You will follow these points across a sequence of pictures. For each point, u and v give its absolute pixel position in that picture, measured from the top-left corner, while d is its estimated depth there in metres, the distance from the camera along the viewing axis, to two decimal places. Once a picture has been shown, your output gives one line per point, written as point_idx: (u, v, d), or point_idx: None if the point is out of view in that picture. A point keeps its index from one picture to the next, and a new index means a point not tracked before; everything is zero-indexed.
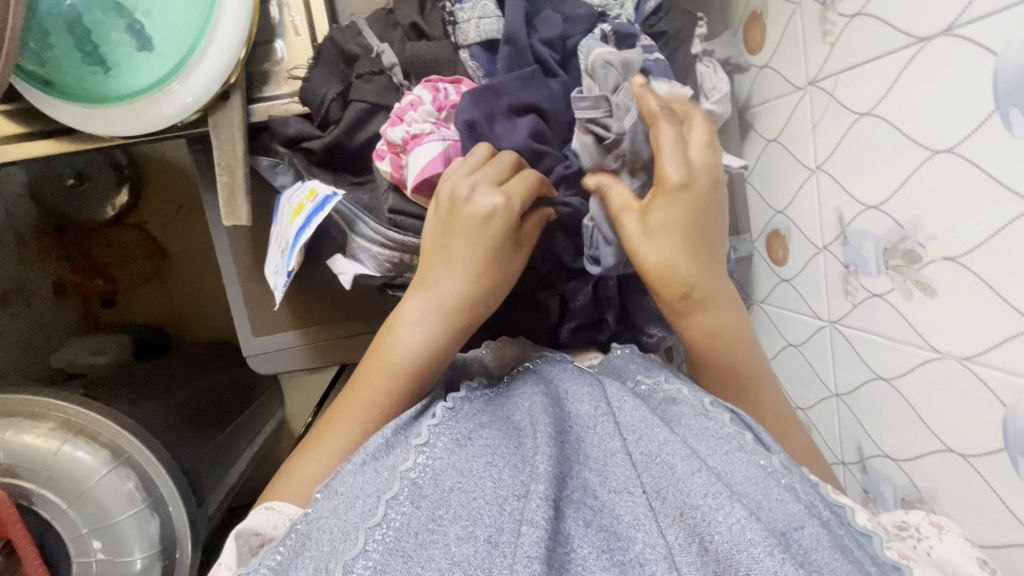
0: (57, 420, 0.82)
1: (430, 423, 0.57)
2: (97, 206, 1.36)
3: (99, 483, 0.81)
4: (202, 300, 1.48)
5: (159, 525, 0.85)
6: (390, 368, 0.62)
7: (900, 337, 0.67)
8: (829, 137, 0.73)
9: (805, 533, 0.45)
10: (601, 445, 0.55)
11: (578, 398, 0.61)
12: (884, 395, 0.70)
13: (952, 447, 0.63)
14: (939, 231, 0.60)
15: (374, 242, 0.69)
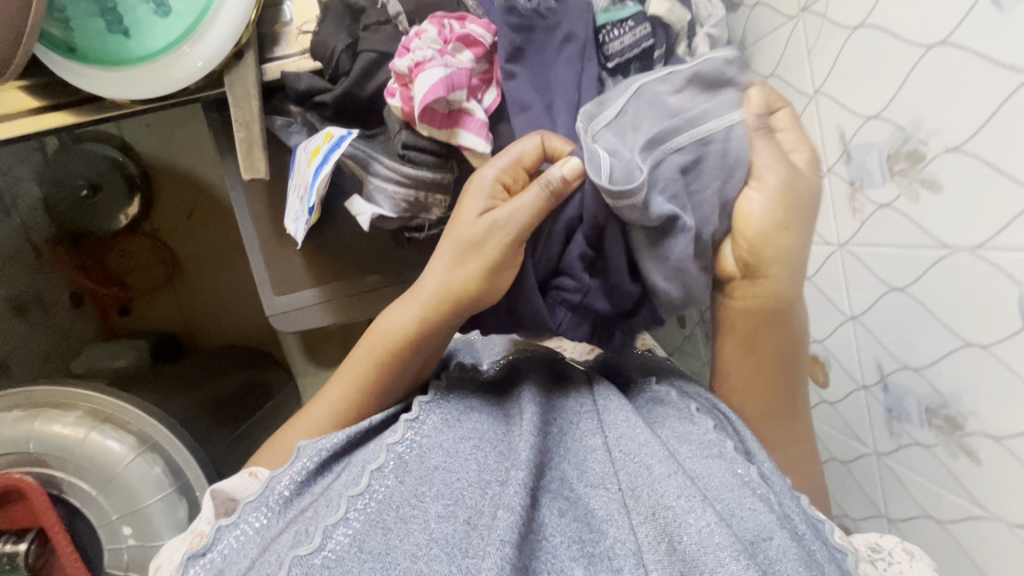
0: (85, 408, 0.83)
1: (422, 400, 0.56)
2: (111, 216, 1.39)
3: (127, 469, 0.82)
4: (216, 304, 1.50)
5: (187, 509, 0.86)
6: (379, 346, 0.62)
7: (907, 242, 0.49)
8: (826, 54, 0.53)
9: (773, 544, 0.43)
10: (583, 440, 0.53)
11: (562, 395, 0.60)
12: (909, 317, 0.51)
13: (971, 340, 0.45)
14: (941, 120, 0.44)
15: (390, 179, 0.60)
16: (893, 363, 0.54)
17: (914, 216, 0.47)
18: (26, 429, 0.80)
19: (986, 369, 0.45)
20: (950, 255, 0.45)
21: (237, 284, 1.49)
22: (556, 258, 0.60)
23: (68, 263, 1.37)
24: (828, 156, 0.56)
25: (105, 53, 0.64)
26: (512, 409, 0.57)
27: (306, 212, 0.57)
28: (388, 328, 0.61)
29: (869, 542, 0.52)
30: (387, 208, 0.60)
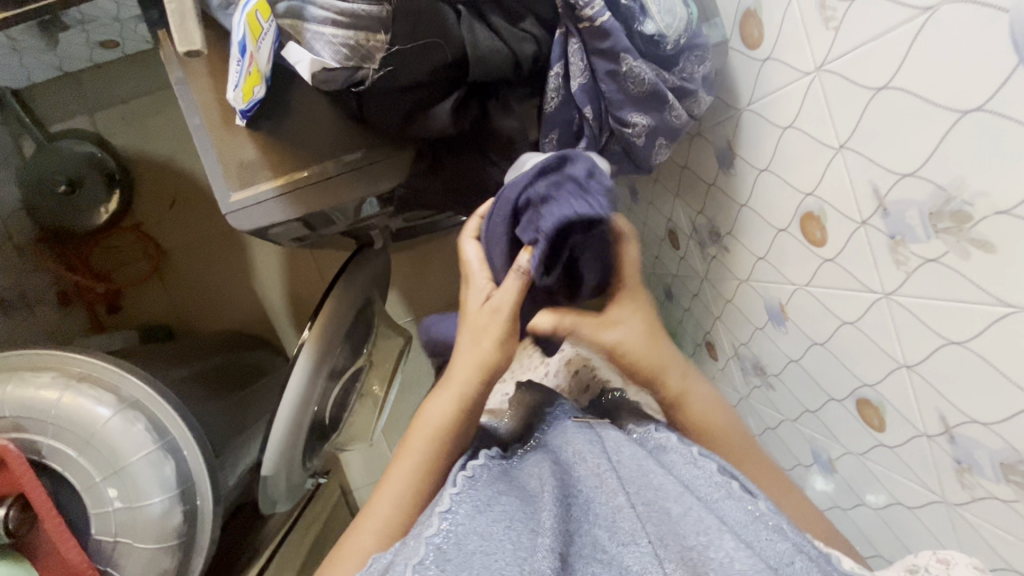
0: (58, 369, 0.81)
1: (450, 492, 0.46)
2: (91, 212, 1.38)
3: (107, 426, 0.78)
4: (205, 293, 1.47)
5: (174, 467, 0.82)
6: (411, 463, 0.55)
7: (882, 30, 0.47)
8: None
9: (796, 568, 0.40)
10: (606, 498, 0.45)
11: (582, 450, 0.52)
12: (899, 116, 0.48)
13: (961, 105, 0.43)
14: None
15: (325, 17, 0.48)
16: (890, 179, 0.51)
17: None
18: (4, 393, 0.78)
19: (989, 134, 0.41)
20: (928, 15, 0.43)
21: (225, 271, 1.46)
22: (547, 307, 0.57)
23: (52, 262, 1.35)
24: None
25: None
26: (530, 481, 0.49)
27: (239, 55, 0.47)
28: (427, 426, 0.56)
29: (906, 564, 0.50)
30: (331, 59, 0.49)
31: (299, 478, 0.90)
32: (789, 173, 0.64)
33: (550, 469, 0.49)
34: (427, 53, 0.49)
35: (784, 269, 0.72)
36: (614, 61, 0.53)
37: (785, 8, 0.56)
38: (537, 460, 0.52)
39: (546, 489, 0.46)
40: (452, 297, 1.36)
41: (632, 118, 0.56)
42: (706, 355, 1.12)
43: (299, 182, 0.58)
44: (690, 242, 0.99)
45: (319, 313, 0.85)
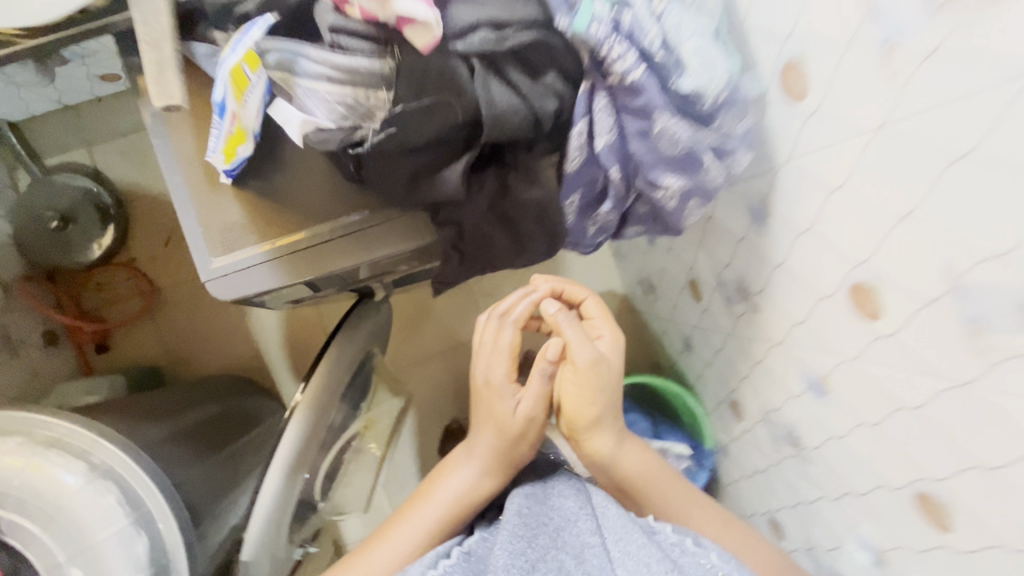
0: (26, 435, 0.73)
1: (443, 560, 0.50)
2: (84, 249, 1.33)
3: (74, 499, 0.71)
4: (198, 333, 1.40)
5: (147, 545, 0.74)
6: (433, 508, 0.60)
7: (964, 92, 0.39)
8: None
9: None
10: (576, 533, 0.53)
11: (562, 492, 0.59)
12: (981, 191, 0.40)
13: None
14: None
15: (322, 70, 0.42)
16: (966, 259, 0.43)
17: (970, 55, 0.38)
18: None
19: None
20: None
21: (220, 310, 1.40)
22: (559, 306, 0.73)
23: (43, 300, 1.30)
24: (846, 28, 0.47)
25: None
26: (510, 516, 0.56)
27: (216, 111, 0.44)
28: (445, 492, 0.61)
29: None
30: (326, 118, 0.43)
31: (288, 553, 0.81)
32: (823, 240, 0.59)
33: (528, 502, 0.57)
34: (430, 114, 0.43)
35: (828, 341, 0.65)
36: (647, 119, 0.47)
37: (837, 61, 0.49)
38: (521, 492, 0.59)
39: (511, 519, 0.54)
40: (457, 341, 1.30)
41: (665, 178, 0.50)
42: (729, 414, 1.05)
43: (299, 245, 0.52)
44: (715, 296, 0.92)
45: (311, 378, 0.76)
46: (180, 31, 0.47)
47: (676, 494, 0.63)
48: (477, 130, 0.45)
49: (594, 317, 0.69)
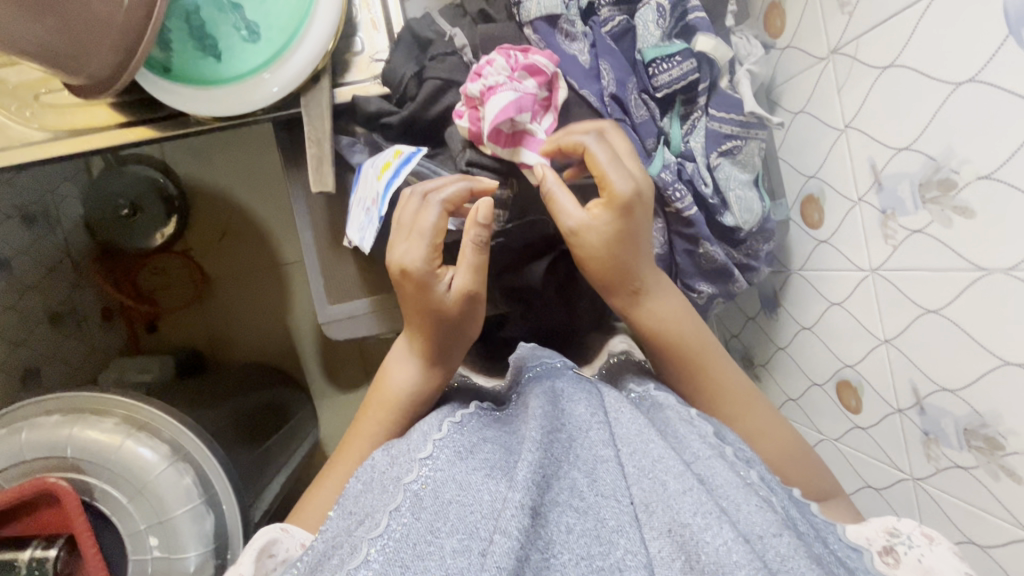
0: (120, 416, 0.76)
1: (435, 437, 0.44)
2: (146, 234, 1.39)
3: (158, 479, 0.75)
4: (242, 321, 1.47)
5: (214, 522, 0.78)
6: (380, 408, 0.52)
7: (941, 265, 0.51)
8: (855, 95, 0.57)
9: (779, 541, 0.36)
10: (592, 444, 0.42)
11: (573, 396, 0.46)
12: (946, 338, 0.52)
13: (1004, 357, 0.47)
14: (973, 152, 0.46)
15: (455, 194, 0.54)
16: (931, 386, 0.55)
17: (947, 242, 0.50)
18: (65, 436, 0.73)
19: None
20: (983, 275, 0.47)
21: (265, 304, 1.46)
22: None
23: (103, 275, 1.38)
24: (861, 186, 0.59)
25: (195, 73, 0.54)
26: (523, 420, 0.45)
27: (376, 216, 0.51)
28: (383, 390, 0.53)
29: (885, 525, 0.46)
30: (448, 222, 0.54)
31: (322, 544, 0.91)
32: (820, 340, 0.71)
33: (545, 405, 0.45)
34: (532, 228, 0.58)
35: (815, 421, 0.76)
36: (693, 244, 0.59)
37: (849, 209, 0.61)
38: (537, 393, 0.47)
39: (530, 429, 0.42)
40: None
41: (699, 285, 0.62)
42: None
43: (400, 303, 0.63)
44: None
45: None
46: (333, 129, 0.58)
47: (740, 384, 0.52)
48: (558, 240, 0.60)
49: (602, 171, 0.46)
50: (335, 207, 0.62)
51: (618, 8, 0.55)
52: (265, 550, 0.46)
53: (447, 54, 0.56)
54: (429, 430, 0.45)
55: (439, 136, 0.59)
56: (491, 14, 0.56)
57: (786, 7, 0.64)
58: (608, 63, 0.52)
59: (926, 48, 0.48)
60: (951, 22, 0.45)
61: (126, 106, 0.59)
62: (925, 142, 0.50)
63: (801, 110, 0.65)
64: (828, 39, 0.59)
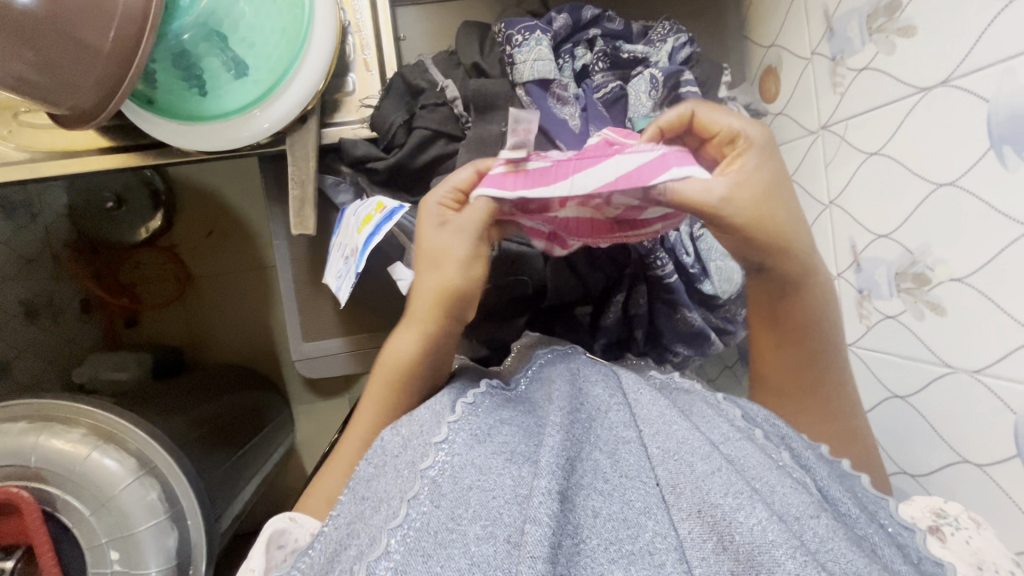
0: (89, 424, 0.64)
1: (449, 420, 0.43)
2: (132, 227, 1.25)
3: (123, 492, 0.62)
4: (220, 321, 1.33)
5: (178, 538, 0.66)
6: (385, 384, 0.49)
7: (911, 354, 0.51)
8: (841, 173, 0.57)
9: (819, 522, 0.35)
10: (613, 427, 0.43)
11: (590, 378, 0.48)
12: (911, 425, 0.53)
13: (965, 455, 0.47)
14: (948, 251, 0.46)
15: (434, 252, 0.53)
16: (894, 468, 0.55)
17: (919, 334, 0.50)
18: (28, 443, 0.61)
19: (988, 490, 0.46)
20: (949, 372, 0.48)
21: (243, 298, 1.32)
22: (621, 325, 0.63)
23: (81, 270, 1.24)
24: (841, 262, 0.59)
25: (179, 107, 0.53)
26: (542, 404, 0.46)
27: (352, 272, 0.50)
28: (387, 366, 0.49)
29: (932, 507, 0.44)
30: None
31: None
32: None
33: (564, 389, 0.45)
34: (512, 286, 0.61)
35: None
36: (672, 309, 0.59)
37: (828, 282, 0.62)
38: (555, 377, 0.48)
39: (551, 414, 0.42)
40: None
41: (677, 347, 0.62)
42: None
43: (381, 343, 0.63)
44: None
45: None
46: (318, 168, 0.58)
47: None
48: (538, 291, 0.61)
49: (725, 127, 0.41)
50: (315, 246, 0.61)
51: (612, 72, 0.56)
52: (271, 540, 0.45)
53: (438, 105, 0.56)
54: (441, 411, 0.44)
55: (424, 183, 0.58)
56: (485, 70, 0.55)
57: (781, 75, 0.65)
58: (597, 129, 0.52)
59: (910, 142, 0.48)
60: (937, 123, 0.45)
61: (109, 130, 0.58)
62: (904, 234, 0.50)
63: (787, 177, 0.66)
64: (819, 115, 0.59)
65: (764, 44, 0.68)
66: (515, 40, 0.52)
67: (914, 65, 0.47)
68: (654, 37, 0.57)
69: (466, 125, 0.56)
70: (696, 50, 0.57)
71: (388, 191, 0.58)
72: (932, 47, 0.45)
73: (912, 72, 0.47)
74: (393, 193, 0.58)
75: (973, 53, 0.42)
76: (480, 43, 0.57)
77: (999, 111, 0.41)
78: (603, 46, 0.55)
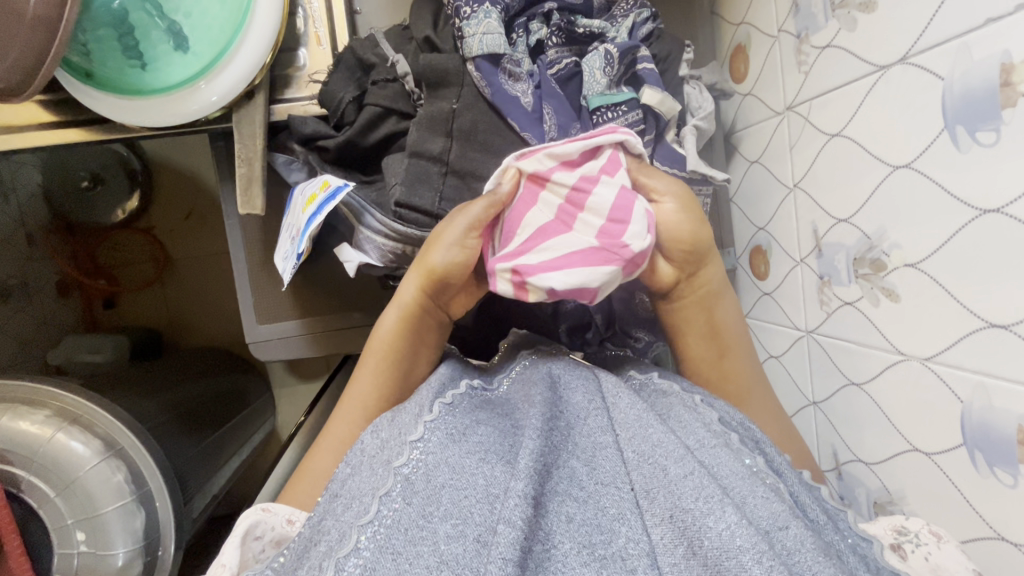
0: (53, 408, 0.61)
1: (425, 419, 0.41)
2: (107, 209, 1.19)
3: (88, 476, 0.60)
4: (202, 305, 1.29)
5: (147, 521, 0.63)
6: (374, 356, 0.49)
7: (867, 342, 0.50)
8: (804, 156, 0.55)
9: (789, 534, 0.34)
10: (591, 432, 0.42)
11: (570, 383, 0.46)
12: (866, 413, 0.52)
13: (915, 444, 0.47)
14: (903, 238, 0.45)
15: (382, 233, 0.52)
16: (849, 455, 0.54)
17: (874, 321, 0.49)
18: None
19: (935, 479, 0.45)
20: (902, 360, 0.47)
21: (226, 282, 1.28)
22: (580, 309, 0.61)
23: (59, 251, 1.18)
24: (804, 247, 0.58)
25: (117, 81, 0.51)
26: (520, 407, 0.45)
27: (297, 255, 0.49)
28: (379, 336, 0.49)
29: (893, 524, 0.44)
30: (376, 259, 0.54)
31: None
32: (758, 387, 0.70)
33: (545, 392, 0.45)
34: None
35: None
36: (631, 293, 0.59)
37: (791, 268, 0.60)
38: (534, 378, 0.47)
39: (532, 417, 0.41)
40: None
41: (637, 332, 0.60)
42: None
43: (339, 326, 0.62)
44: None
45: (314, 409, 0.90)
46: (268, 147, 0.56)
47: (732, 320, 0.50)
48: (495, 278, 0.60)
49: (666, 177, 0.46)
50: (269, 227, 0.60)
51: (568, 48, 0.55)
52: (248, 533, 0.42)
53: (388, 80, 0.54)
54: (420, 410, 0.42)
55: (378, 163, 0.57)
56: (437, 44, 0.54)
57: (750, 53, 0.63)
58: (550, 107, 0.51)
59: (869, 124, 0.47)
60: (896, 103, 0.44)
61: (53, 105, 0.56)
62: (862, 218, 0.49)
63: (755, 160, 0.64)
64: (785, 95, 0.57)
65: (734, 21, 0.66)
66: (464, 14, 0.50)
67: (873, 42, 0.45)
68: (616, 13, 0.55)
69: (417, 103, 0.54)
70: (659, 26, 0.55)
71: (341, 171, 0.57)
72: (890, 22, 0.43)
73: (871, 50, 0.46)
74: (347, 174, 0.57)
75: (928, 31, 0.40)
76: (434, 17, 0.55)
77: (954, 90, 0.39)
78: (558, 20, 0.54)
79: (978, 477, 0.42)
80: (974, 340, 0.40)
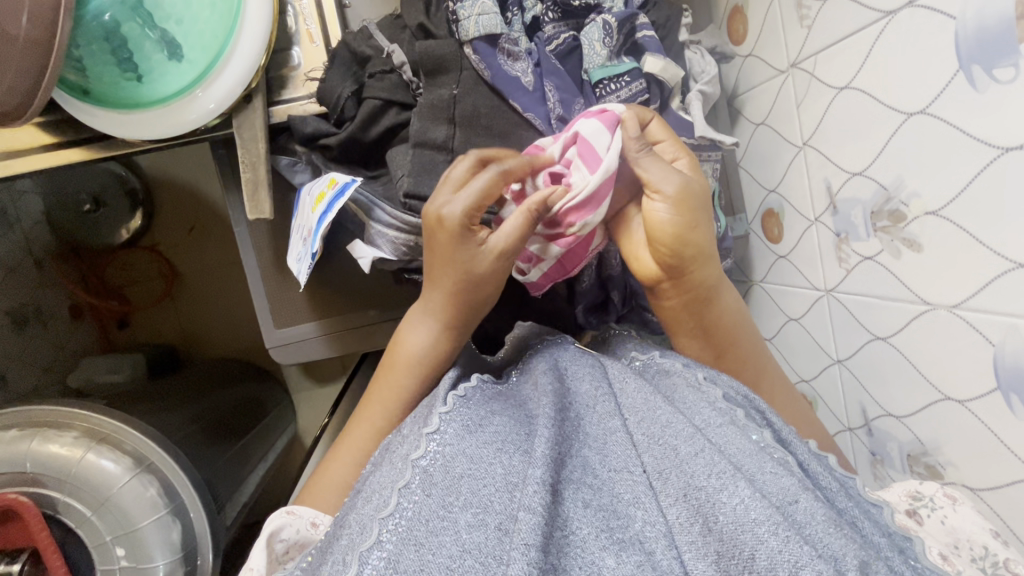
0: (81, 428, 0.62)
1: (439, 410, 0.41)
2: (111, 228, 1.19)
3: (121, 491, 0.60)
4: (214, 317, 1.28)
5: (183, 531, 0.63)
6: (401, 372, 0.48)
7: (890, 295, 0.50)
8: (812, 112, 0.55)
9: (801, 508, 0.34)
10: (600, 420, 0.41)
11: (576, 373, 0.45)
12: (893, 367, 0.51)
13: (948, 394, 0.46)
14: (922, 185, 0.44)
15: (391, 226, 0.52)
16: (878, 410, 0.54)
17: (897, 274, 0.48)
18: (22, 450, 0.59)
19: (969, 426, 0.45)
20: (928, 310, 0.46)
21: (235, 292, 1.27)
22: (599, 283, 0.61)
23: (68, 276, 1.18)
24: (816, 206, 0.57)
25: (115, 97, 0.51)
26: (530, 396, 0.44)
27: (311, 255, 0.49)
28: (407, 353, 0.48)
29: (907, 490, 0.44)
30: (389, 253, 0.53)
31: None
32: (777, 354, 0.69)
33: (551, 382, 0.44)
34: None
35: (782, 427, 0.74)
36: None
37: (806, 228, 0.59)
38: (541, 369, 0.46)
39: (541, 407, 0.41)
40: None
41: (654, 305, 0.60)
42: None
43: (358, 324, 0.62)
44: None
45: (336, 412, 0.90)
46: (270, 149, 0.56)
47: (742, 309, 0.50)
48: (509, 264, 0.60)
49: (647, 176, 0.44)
50: (277, 231, 0.60)
51: (565, 22, 0.54)
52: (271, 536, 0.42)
53: (385, 72, 0.53)
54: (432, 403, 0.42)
55: (381, 158, 0.57)
56: (432, 30, 0.53)
57: (748, 13, 0.62)
58: (552, 83, 0.50)
59: (878, 71, 0.46)
60: (909, 46, 0.43)
61: (52, 126, 0.55)
62: (877, 170, 0.48)
63: (761, 122, 0.63)
64: (788, 52, 0.56)
65: None
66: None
67: None
68: None
69: (417, 91, 0.54)
70: None
71: (346, 168, 0.56)
72: None
73: None
74: (351, 170, 0.56)
75: None
76: (426, 3, 0.55)
77: (968, 27, 0.38)
78: None
79: (1016, 419, 0.41)
80: (1004, 283, 0.40)
